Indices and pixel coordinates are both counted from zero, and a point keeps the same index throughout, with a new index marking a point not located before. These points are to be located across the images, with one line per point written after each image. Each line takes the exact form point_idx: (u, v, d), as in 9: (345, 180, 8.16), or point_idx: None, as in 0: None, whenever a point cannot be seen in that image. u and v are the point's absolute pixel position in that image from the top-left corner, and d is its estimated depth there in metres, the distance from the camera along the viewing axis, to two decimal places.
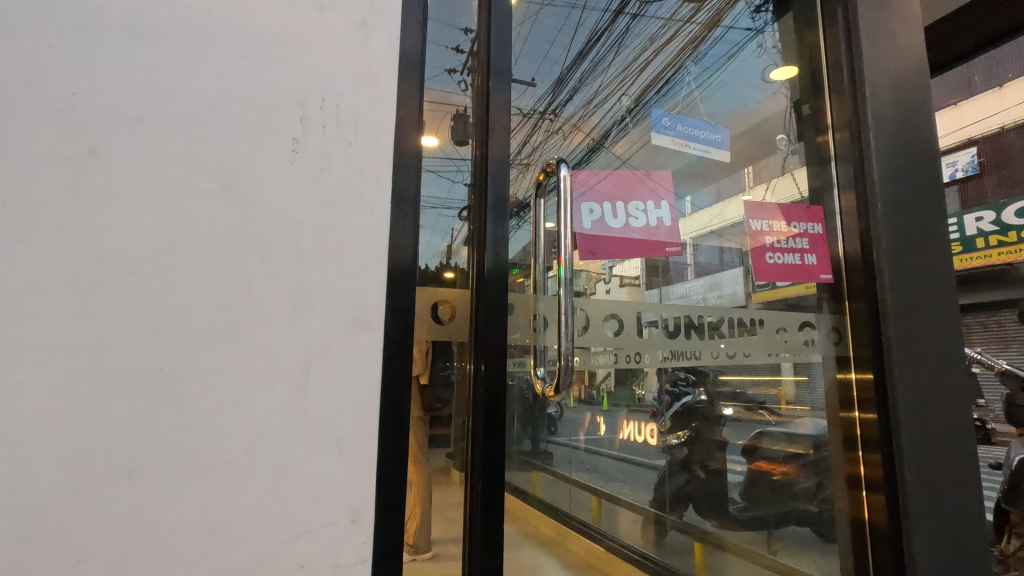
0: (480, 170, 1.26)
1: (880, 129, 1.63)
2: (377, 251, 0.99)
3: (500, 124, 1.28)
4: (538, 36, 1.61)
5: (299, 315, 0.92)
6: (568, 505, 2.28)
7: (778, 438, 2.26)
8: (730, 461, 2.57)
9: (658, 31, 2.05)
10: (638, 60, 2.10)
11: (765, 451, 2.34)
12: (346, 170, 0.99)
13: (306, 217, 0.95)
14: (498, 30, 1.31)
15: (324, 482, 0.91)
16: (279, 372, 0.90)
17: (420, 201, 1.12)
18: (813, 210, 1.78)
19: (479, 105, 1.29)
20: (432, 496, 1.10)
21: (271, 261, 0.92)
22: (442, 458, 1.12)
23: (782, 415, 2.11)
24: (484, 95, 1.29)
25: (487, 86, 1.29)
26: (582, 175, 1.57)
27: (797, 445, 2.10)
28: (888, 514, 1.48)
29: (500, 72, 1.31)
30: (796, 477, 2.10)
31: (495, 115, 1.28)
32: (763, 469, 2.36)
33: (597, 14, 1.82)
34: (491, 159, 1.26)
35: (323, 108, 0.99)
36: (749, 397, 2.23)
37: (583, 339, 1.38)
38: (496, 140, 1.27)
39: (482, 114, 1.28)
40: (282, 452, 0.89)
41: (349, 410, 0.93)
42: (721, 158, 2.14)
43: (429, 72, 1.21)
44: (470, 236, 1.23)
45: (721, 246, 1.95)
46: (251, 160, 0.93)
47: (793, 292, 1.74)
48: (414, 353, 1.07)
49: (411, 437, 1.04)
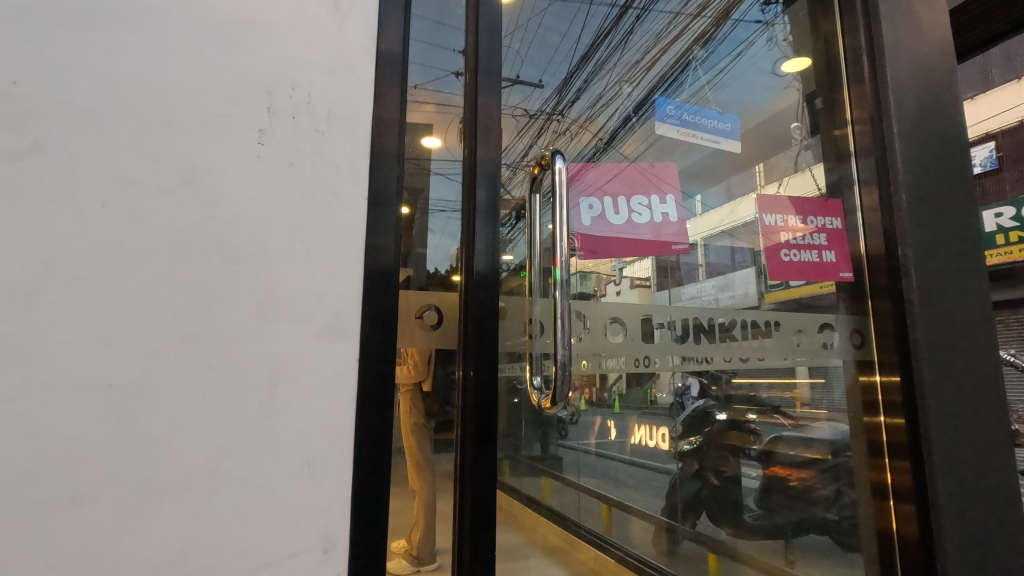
0: (470, 168, 1.15)
1: (903, 116, 1.52)
2: (355, 251, 0.91)
3: (489, 124, 1.18)
4: (541, 32, 1.53)
5: (267, 322, 0.84)
6: (575, 512, 2.31)
7: (795, 442, 2.14)
8: (743, 466, 2.37)
9: (667, 26, 1.94)
10: (649, 56, 1.93)
11: (783, 455, 2.20)
12: (319, 164, 0.91)
13: (275, 216, 0.87)
14: (488, 21, 1.20)
15: (295, 507, 0.82)
16: (243, 385, 0.81)
17: (428, 204, 1.08)
18: (832, 203, 1.67)
19: (468, 102, 1.18)
20: (437, 505, 1.02)
21: (236, 264, 0.84)
22: (449, 463, 1.03)
23: (799, 418, 2.03)
24: (474, 90, 1.19)
25: (477, 84, 1.18)
26: (591, 175, 1.52)
27: (815, 451, 1.99)
28: (918, 525, 1.37)
29: (490, 69, 1.20)
30: (814, 483, 2.00)
31: (484, 113, 1.18)
32: (780, 475, 2.20)
33: (603, 11, 1.73)
34: (480, 160, 1.15)
35: (294, 96, 0.91)
36: (763, 401, 2.14)
37: (583, 345, 1.29)
38: (487, 139, 1.17)
39: (472, 110, 1.18)
40: (248, 473, 0.80)
41: (322, 427, 0.85)
42: (732, 149, 2.01)
43: (411, 69, 1.10)
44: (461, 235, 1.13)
45: (732, 246, 1.79)
46: (213, 153, 0.85)
47: (807, 292, 1.62)
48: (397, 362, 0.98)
49: (408, 445, 0.97)
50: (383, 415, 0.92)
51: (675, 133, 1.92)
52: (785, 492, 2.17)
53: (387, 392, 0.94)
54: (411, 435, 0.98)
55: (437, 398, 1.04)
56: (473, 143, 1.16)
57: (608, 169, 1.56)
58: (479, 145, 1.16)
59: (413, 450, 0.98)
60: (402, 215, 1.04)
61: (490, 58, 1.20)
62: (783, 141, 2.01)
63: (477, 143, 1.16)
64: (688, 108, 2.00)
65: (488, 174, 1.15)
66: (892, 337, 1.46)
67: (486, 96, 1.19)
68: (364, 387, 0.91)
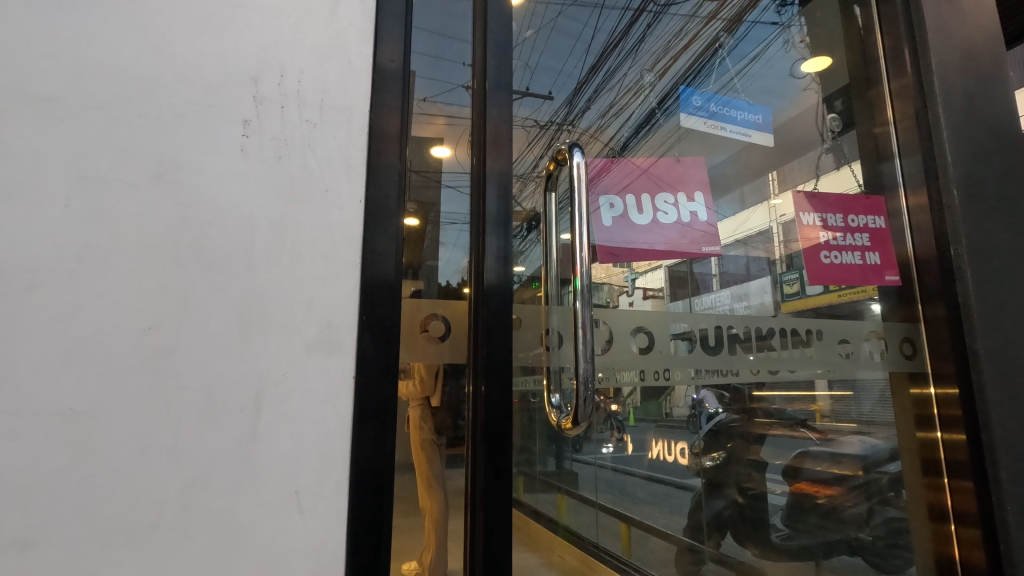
0: (479, 176, 1.04)
1: (950, 104, 1.40)
2: (349, 255, 0.81)
3: (498, 139, 1.06)
4: (550, 45, 1.45)
5: (249, 336, 0.74)
6: (594, 533, 2.12)
7: (821, 457, 2.04)
8: (768, 482, 2.22)
9: (679, 31, 1.83)
10: (659, 66, 1.86)
11: (809, 472, 2.08)
12: (310, 158, 0.81)
13: (261, 216, 0.78)
14: (495, 22, 1.09)
15: (280, 548, 0.71)
16: (223, 407, 0.72)
17: (438, 217, 1.00)
18: (873, 200, 1.55)
19: (477, 115, 1.07)
20: (449, 524, 0.91)
21: (215, 270, 0.74)
22: (461, 480, 0.92)
23: (826, 432, 1.92)
24: (481, 98, 1.07)
25: (485, 94, 1.07)
26: (616, 175, 1.44)
27: (847, 466, 1.91)
28: (986, 551, 1.24)
29: (500, 76, 1.09)
30: (844, 502, 1.94)
31: (492, 126, 1.06)
32: (804, 491, 2.09)
33: (610, 20, 1.65)
34: (489, 176, 1.03)
35: (282, 84, 0.82)
36: (789, 414, 2.02)
37: (606, 359, 1.18)
38: (498, 151, 1.05)
39: (480, 120, 1.07)
40: (225, 508, 0.70)
41: (312, 454, 0.74)
42: (766, 143, 1.88)
43: (419, 83, 1.03)
44: (470, 243, 1.02)
45: (748, 255, 1.67)
46: (192, 145, 0.76)
47: (824, 300, 1.51)
48: (401, 385, 0.87)
49: (416, 461, 0.88)
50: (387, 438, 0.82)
51: (699, 125, 1.82)
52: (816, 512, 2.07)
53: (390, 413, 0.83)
54: (421, 450, 0.89)
55: (448, 411, 0.93)
56: (481, 155, 1.05)
57: (627, 172, 1.46)
58: (486, 159, 1.04)
59: (423, 467, 0.89)
60: (411, 226, 0.95)
61: (498, 67, 1.09)
62: (806, 142, 1.90)
63: (485, 157, 1.04)
64: (715, 99, 1.90)
65: (498, 190, 1.04)
66: (949, 345, 1.34)
67: (495, 103, 1.07)
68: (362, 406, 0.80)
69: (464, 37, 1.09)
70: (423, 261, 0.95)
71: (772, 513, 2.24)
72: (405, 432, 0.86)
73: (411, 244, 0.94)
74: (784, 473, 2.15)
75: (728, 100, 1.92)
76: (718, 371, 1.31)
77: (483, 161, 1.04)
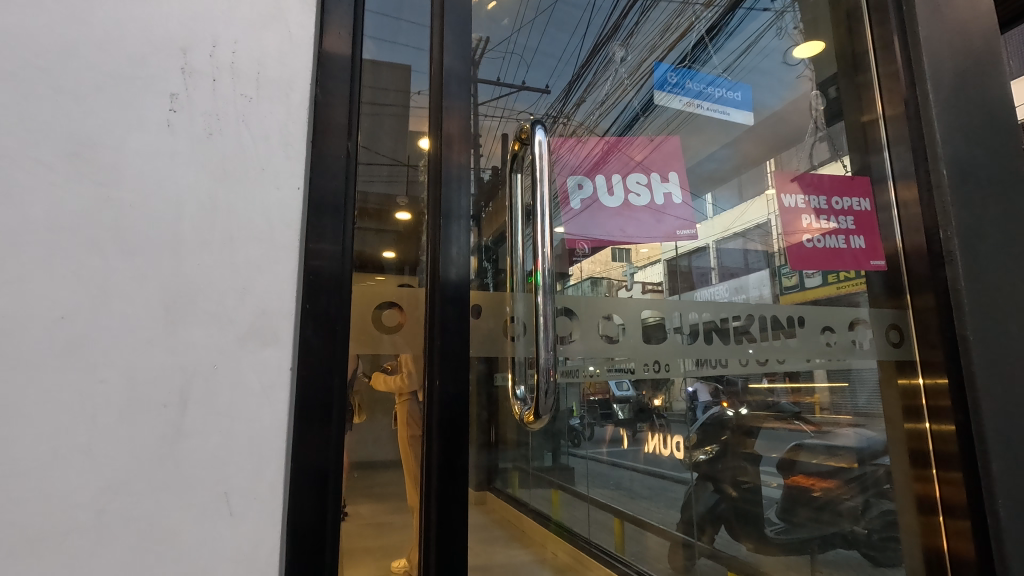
0: (435, 162, 0.98)
1: (940, 82, 1.34)
2: (287, 238, 0.75)
3: (463, 131, 1.00)
4: (535, 38, 1.43)
5: (175, 326, 0.68)
6: (586, 527, 2.33)
7: (817, 450, 1.91)
8: (762, 475, 2.14)
9: (665, 29, 1.78)
10: (648, 65, 1.80)
11: (805, 465, 1.97)
12: (244, 135, 0.76)
13: (189, 197, 0.72)
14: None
15: (208, 555, 0.65)
16: (144, 403, 0.66)
17: (420, 212, 0.97)
18: (861, 182, 1.51)
19: (434, 101, 1.01)
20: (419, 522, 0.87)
21: (138, 255, 0.69)
22: (420, 478, 0.87)
23: (820, 424, 1.81)
24: (440, 79, 1.01)
25: (442, 71, 1.01)
26: (613, 164, 1.41)
27: (842, 459, 1.77)
28: (977, 543, 1.18)
29: (460, 53, 1.03)
30: (841, 494, 1.79)
31: (449, 108, 1.00)
32: (802, 485, 1.98)
33: (604, 12, 1.59)
34: (446, 167, 0.97)
35: (214, 55, 0.76)
36: (783, 406, 1.92)
37: (577, 348, 1.10)
38: (459, 140, 0.99)
39: (438, 104, 1.00)
40: (148, 512, 0.64)
41: (242, 453, 0.68)
42: (744, 121, 1.90)
43: (414, 77, 1.01)
44: (425, 233, 0.96)
45: (746, 248, 1.75)
46: (113, 121, 0.71)
47: (823, 293, 1.44)
48: (378, 378, 0.86)
49: (405, 456, 0.88)
50: (329, 432, 0.78)
51: (679, 104, 1.75)
52: (810, 505, 1.95)
53: (332, 405, 0.79)
54: (409, 448, 0.88)
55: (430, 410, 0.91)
56: (439, 141, 0.98)
57: (623, 165, 1.43)
58: (444, 146, 0.98)
59: (411, 465, 0.88)
60: (404, 223, 0.95)
61: (458, 47, 1.02)
62: (796, 134, 1.84)
63: (443, 143, 0.98)
64: (694, 77, 1.82)
65: (455, 180, 0.97)
66: (938, 333, 1.28)
67: (455, 87, 1.01)
68: (301, 397, 0.77)
69: (422, 22, 1.02)
70: (420, 257, 0.95)
71: (766, 506, 2.16)
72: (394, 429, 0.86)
73: (394, 238, 0.93)
74: (780, 466, 2.06)
75: (704, 78, 1.85)
76: (708, 362, 1.26)
77: (442, 148, 0.98)
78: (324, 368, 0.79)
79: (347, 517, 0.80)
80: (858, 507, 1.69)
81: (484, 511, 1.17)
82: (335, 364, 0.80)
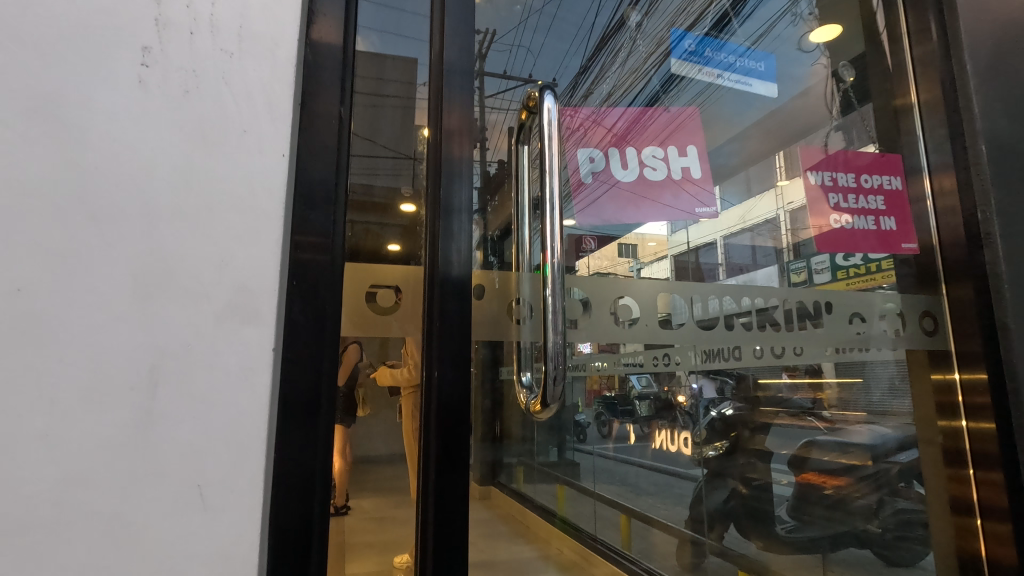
0: (433, 151, 0.91)
1: (981, 48, 1.23)
2: (270, 206, 0.68)
3: (464, 98, 0.94)
4: (546, 18, 1.34)
5: (146, 300, 0.62)
6: (593, 524, 2.24)
7: (829, 446, 1.88)
8: (774, 473, 2.08)
9: (684, 6, 1.69)
10: (664, 48, 1.67)
11: (817, 462, 1.93)
12: (223, 93, 0.69)
13: (162, 160, 0.65)
14: None
15: (179, 551, 0.59)
16: (109, 385, 0.59)
17: (418, 188, 0.91)
18: (891, 158, 1.44)
19: (434, 73, 0.94)
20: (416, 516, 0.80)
21: (103, 221, 0.62)
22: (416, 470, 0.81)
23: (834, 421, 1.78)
24: (440, 42, 0.94)
25: (444, 35, 0.94)
26: (625, 135, 1.33)
27: (852, 457, 1.77)
28: (1019, 548, 1.09)
29: (461, 14, 0.95)
30: (851, 492, 1.79)
31: (450, 73, 0.93)
32: (811, 482, 1.95)
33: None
34: (446, 139, 0.91)
35: (192, 5, 0.69)
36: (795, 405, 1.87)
37: (579, 334, 1.03)
38: (460, 116, 0.93)
39: (438, 68, 0.93)
40: (113, 505, 0.58)
41: (218, 441, 0.61)
42: (766, 93, 1.84)
43: (412, 39, 0.94)
44: (423, 210, 0.90)
45: (753, 245, 1.81)
46: (77, 74, 0.64)
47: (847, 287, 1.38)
48: (383, 370, 0.81)
49: (406, 442, 0.82)
50: (320, 430, 0.72)
51: (697, 74, 1.70)
52: (822, 502, 1.92)
53: (322, 405, 0.73)
54: (410, 439, 0.82)
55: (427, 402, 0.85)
56: (439, 110, 0.92)
57: (637, 136, 1.34)
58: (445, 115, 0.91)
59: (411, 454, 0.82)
60: (406, 213, 0.89)
61: (460, 8, 0.95)
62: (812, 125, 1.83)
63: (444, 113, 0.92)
64: (716, 46, 1.75)
65: (455, 150, 0.91)
66: (975, 321, 1.19)
67: (455, 70, 0.94)
68: (287, 392, 0.70)
69: (419, 11, 0.94)
70: (421, 249, 0.89)
71: (778, 503, 2.08)
72: (399, 421, 0.82)
73: (392, 233, 0.87)
74: (790, 463, 2.02)
75: (728, 48, 1.77)
76: (719, 355, 1.26)
77: (443, 116, 0.91)
78: (314, 368, 0.73)
79: (347, 511, 0.75)
80: (871, 505, 1.69)
81: (485, 505, 1.11)
82: (325, 360, 0.74)
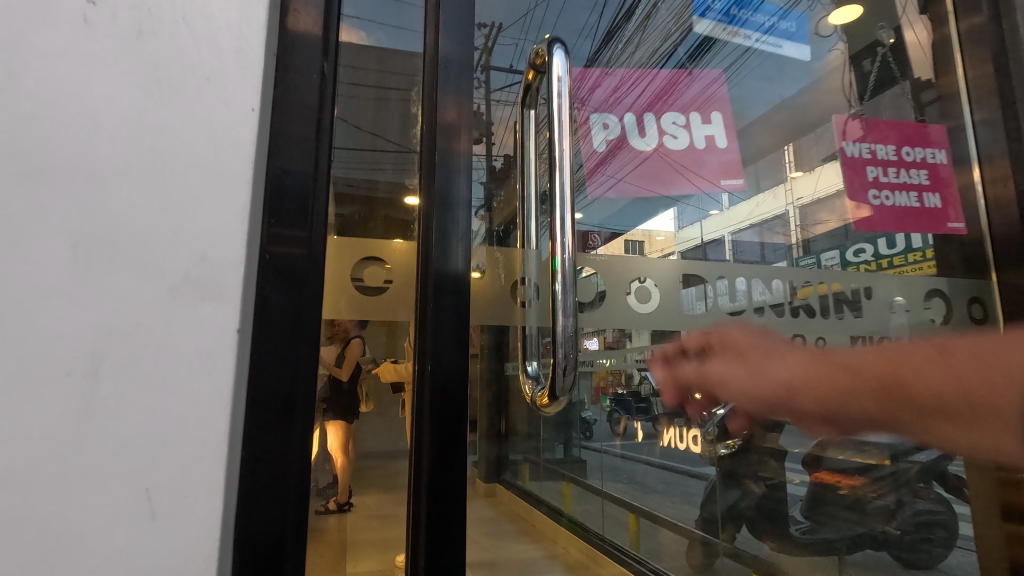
0: (429, 133, 0.82)
1: None
2: (236, 166, 0.59)
3: (462, 59, 0.85)
4: None
5: (89, 272, 0.53)
6: (601, 524, 2.13)
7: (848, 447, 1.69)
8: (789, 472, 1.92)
9: None
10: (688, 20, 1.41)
11: (830, 460, 1.80)
12: (183, 36, 0.59)
13: (112, 111, 0.56)
14: None
15: (124, 566, 0.50)
16: (42, 370, 0.51)
17: (414, 158, 0.81)
18: (935, 130, 1.30)
19: (430, 30, 0.84)
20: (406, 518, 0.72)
21: (38, 180, 0.53)
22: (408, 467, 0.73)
23: None
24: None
25: None
26: (642, 102, 1.22)
27: (871, 457, 1.63)
28: None
29: None
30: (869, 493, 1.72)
31: (445, 31, 0.84)
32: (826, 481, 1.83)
33: None
34: (442, 105, 0.82)
35: None
36: None
37: (591, 317, 0.95)
38: (457, 79, 0.84)
39: (434, 25, 0.84)
40: (46, 510, 0.49)
41: (172, 437, 0.53)
42: (800, 57, 1.51)
43: None
44: (420, 183, 0.81)
45: (761, 241, 1.41)
46: (10, 9, 0.55)
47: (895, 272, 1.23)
48: (382, 370, 0.74)
49: (401, 437, 0.73)
50: (293, 450, 0.62)
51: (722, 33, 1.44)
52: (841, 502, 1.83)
53: (297, 422, 0.63)
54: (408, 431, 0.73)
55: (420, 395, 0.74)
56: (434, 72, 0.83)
57: (653, 102, 1.23)
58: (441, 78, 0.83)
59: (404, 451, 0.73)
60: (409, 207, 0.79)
61: None
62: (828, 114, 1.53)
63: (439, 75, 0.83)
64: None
65: (452, 116, 0.83)
66: None
67: (452, 27, 0.85)
68: (258, 407, 0.61)
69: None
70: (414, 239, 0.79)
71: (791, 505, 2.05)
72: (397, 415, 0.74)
73: (377, 221, 0.78)
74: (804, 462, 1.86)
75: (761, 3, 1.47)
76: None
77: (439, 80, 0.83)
78: (290, 382, 0.63)
79: (350, 508, 0.68)
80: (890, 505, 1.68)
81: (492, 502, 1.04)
82: (300, 371, 0.64)
